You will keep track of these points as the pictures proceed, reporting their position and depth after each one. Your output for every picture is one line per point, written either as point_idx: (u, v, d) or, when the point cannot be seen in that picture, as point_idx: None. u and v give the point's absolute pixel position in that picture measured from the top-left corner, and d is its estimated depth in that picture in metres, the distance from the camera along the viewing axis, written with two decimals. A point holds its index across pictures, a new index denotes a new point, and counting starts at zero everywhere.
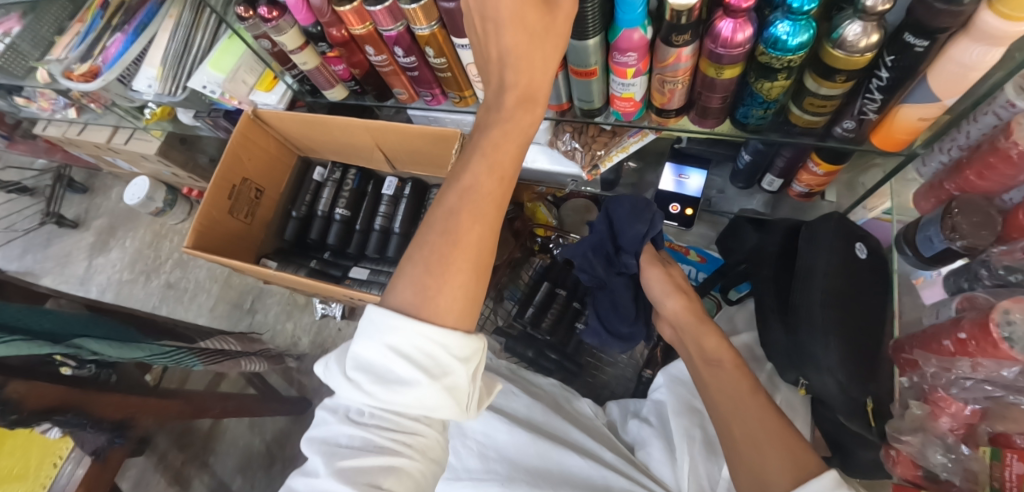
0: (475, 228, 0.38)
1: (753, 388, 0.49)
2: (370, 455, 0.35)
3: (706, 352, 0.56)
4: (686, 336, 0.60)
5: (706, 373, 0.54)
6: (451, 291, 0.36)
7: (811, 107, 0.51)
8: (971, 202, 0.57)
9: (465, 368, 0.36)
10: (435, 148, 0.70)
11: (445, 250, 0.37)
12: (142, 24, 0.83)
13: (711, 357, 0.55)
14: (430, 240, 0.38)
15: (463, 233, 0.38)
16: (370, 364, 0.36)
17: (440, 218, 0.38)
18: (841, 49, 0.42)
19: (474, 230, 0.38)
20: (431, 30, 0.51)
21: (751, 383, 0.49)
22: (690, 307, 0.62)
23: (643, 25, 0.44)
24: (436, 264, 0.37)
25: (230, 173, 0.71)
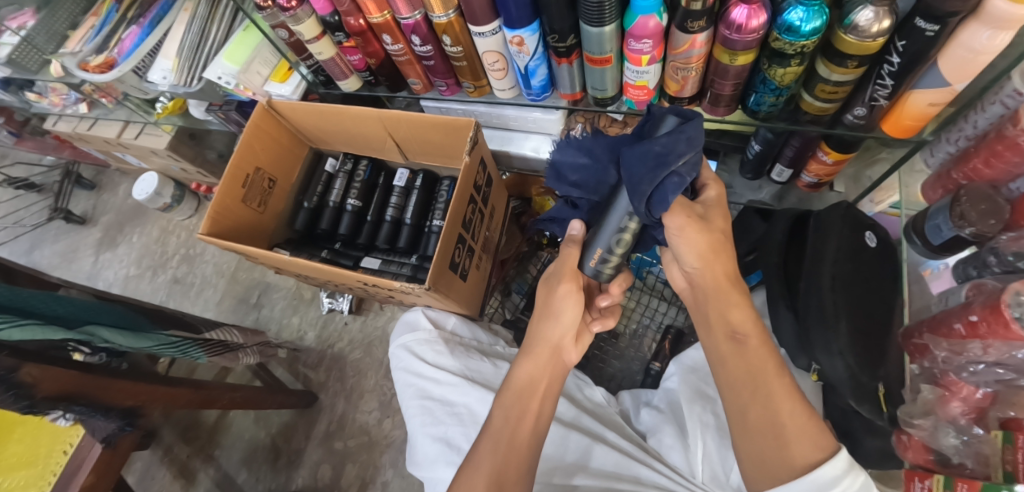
0: (516, 416, 0.51)
1: (779, 367, 0.44)
2: None
3: (730, 325, 0.47)
4: (707, 304, 0.49)
5: (730, 352, 0.46)
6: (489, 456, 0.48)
7: (823, 93, 0.52)
8: (978, 191, 0.57)
9: None
10: (447, 139, 0.70)
11: (509, 431, 0.50)
12: (157, 16, 0.85)
13: (736, 331, 0.47)
14: (497, 415, 0.51)
15: (523, 421, 0.51)
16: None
17: (493, 444, 0.49)
18: (853, 35, 0.43)
19: (521, 401, 0.52)
20: (449, 18, 0.51)
21: (776, 363, 0.44)
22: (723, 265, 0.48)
23: (659, 11, 0.45)
24: (497, 438, 0.49)
25: (245, 163, 0.72)
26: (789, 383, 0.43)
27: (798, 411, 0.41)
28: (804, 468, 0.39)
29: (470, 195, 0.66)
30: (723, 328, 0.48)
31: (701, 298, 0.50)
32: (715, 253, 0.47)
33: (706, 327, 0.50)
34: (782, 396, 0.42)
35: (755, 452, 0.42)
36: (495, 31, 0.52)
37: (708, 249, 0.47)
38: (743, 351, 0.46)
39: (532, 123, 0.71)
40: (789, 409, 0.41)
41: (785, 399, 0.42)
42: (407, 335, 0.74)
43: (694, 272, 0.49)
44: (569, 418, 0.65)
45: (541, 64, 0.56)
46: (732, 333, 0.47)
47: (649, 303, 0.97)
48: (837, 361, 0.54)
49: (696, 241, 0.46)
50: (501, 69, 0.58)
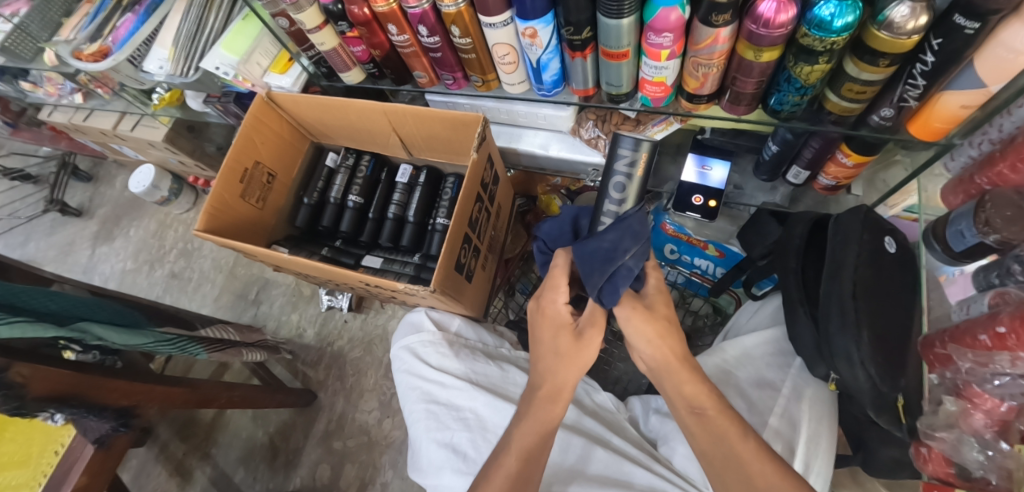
0: (545, 428, 0.52)
1: (743, 433, 0.46)
2: None
3: (689, 400, 0.49)
4: (664, 382, 0.52)
5: (693, 424, 0.48)
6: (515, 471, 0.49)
7: (850, 93, 0.50)
8: (1005, 195, 0.55)
9: None
10: (453, 135, 0.68)
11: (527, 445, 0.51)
12: (152, 4, 0.82)
13: (693, 405, 0.49)
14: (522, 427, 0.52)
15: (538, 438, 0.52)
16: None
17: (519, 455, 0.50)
18: (886, 31, 0.40)
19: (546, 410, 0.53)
20: (458, 8, 0.49)
21: (740, 430, 0.46)
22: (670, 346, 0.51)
23: (681, 4, 0.42)
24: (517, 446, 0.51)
25: (243, 157, 0.70)
26: (756, 444, 0.45)
27: (768, 470, 0.43)
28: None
29: (477, 194, 0.64)
30: (684, 403, 0.50)
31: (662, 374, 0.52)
32: (664, 337, 0.51)
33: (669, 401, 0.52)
34: (750, 457, 0.44)
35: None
36: (507, 22, 0.50)
37: (655, 331, 0.51)
38: (706, 423, 0.47)
39: (542, 120, 0.68)
40: (762, 471, 0.42)
41: (754, 464, 0.43)
42: (412, 336, 0.72)
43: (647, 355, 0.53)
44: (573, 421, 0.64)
45: (554, 57, 0.53)
46: (692, 407, 0.49)
47: None
48: (858, 371, 0.52)
49: (643, 328, 0.51)
50: (512, 63, 0.56)
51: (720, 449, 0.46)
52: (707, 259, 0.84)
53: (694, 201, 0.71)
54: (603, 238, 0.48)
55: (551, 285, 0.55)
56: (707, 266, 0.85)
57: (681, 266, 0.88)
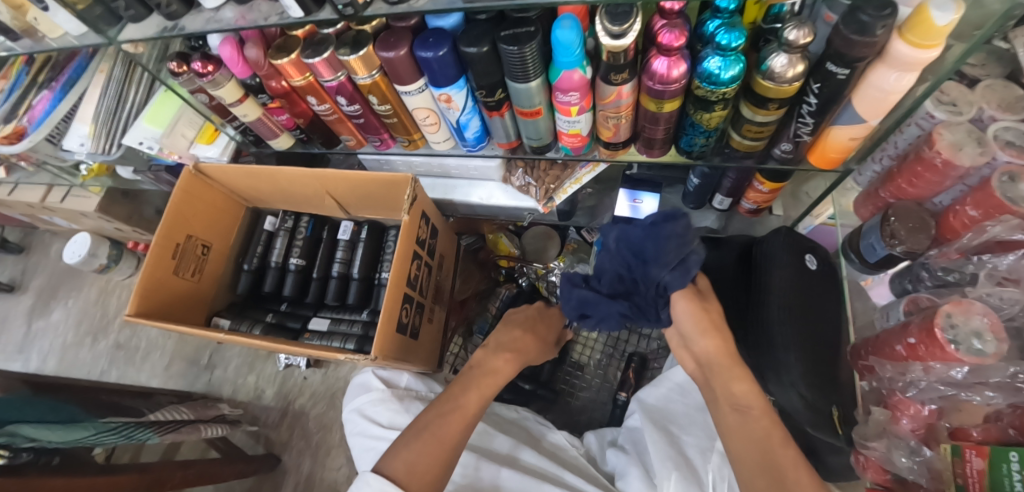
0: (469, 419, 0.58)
1: (785, 439, 0.45)
2: None
3: (733, 399, 0.49)
4: (712, 383, 0.51)
5: (733, 422, 0.47)
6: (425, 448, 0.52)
7: (750, 133, 0.53)
8: (906, 209, 0.60)
9: None
10: (388, 194, 0.68)
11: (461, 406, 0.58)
12: (70, 80, 0.78)
13: (739, 403, 0.48)
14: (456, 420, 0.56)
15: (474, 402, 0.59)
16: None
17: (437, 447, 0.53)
18: (771, 80, 0.44)
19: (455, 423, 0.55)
20: (373, 79, 0.51)
21: (782, 434, 0.45)
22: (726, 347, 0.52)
23: (581, 65, 0.45)
24: (433, 436, 0.53)
25: (174, 232, 0.68)
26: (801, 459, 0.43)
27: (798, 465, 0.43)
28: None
29: (414, 251, 0.64)
30: (727, 399, 0.49)
31: (706, 371, 0.53)
32: (716, 328, 0.53)
33: (712, 400, 0.52)
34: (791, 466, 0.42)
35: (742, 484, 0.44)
36: (422, 89, 0.51)
37: (702, 324, 0.53)
38: (747, 419, 0.47)
39: (473, 171, 0.69)
40: (796, 476, 0.42)
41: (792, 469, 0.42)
42: (360, 397, 0.70)
43: (699, 350, 0.54)
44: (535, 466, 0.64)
45: (473, 117, 0.55)
46: (734, 406, 0.49)
47: (611, 333, 0.96)
48: (791, 392, 0.54)
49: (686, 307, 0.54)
50: (433, 124, 0.57)
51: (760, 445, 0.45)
52: None
53: None
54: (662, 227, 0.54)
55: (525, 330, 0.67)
56: None
57: None
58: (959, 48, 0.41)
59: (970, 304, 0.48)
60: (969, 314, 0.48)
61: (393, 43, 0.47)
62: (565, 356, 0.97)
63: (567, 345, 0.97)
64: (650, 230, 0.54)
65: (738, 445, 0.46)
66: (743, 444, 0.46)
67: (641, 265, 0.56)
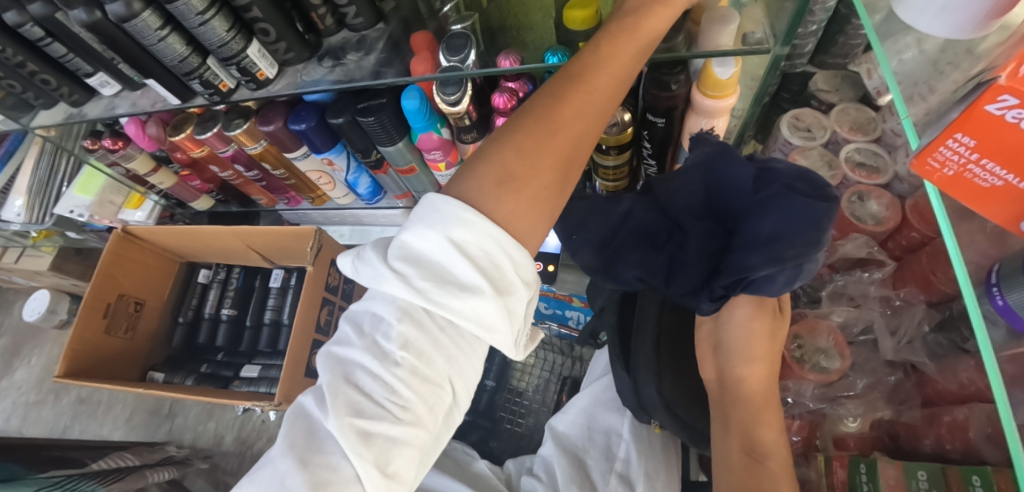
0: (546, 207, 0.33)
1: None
2: (382, 417, 0.28)
3: (752, 442, 0.36)
4: (725, 410, 0.38)
5: (738, 468, 0.35)
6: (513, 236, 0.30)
7: (607, 176, 0.58)
8: None
9: (527, 294, 0.30)
10: (301, 245, 0.73)
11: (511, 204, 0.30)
12: (8, 152, 0.82)
13: (755, 449, 0.35)
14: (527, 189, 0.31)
15: (537, 166, 0.31)
16: (418, 258, 0.30)
17: (527, 154, 0.31)
18: (602, 130, 0.50)
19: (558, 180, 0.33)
20: (263, 147, 0.56)
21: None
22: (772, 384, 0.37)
23: (436, 128, 0.51)
24: (531, 143, 0.31)
25: (105, 292, 0.72)
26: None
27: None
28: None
29: (324, 297, 0.68)
30: (740, 442, 0.36)
31: (726, 401, 0.39)
32: (766, 363, 0.37)
33: (720, 429, 0.39)
34: None
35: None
36: (307, 154, 0.57)
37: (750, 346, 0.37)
38: (761, 475, 0.34)
39: (383, 219, 0.74)
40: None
41: None
42: None
43: (732, 372, 0.38)
44: None
45: (361, 175, 0.60)
46: (748, 448, 0.36)
47: (547, 357, 1.02)
48: (666, 413, 0.58)
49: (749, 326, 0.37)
50: (329, 183, 0.62)
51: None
52: (577, 310, 0.92)
53: (536, 267, 0.77)
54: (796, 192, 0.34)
55: (621, 34, 0.32)
56: (577, 316, 0.92)
57: (556, 319, 0.96)
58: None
59: (814, 323, 0.49)
60: (816, 334, 0.49)
61: (271, 117, 0.52)
62: (503, 384, 1.01)
63: (506, 373, 1.01)
64: (789, 200, 0.32)
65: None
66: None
67: (764, 251, 0.32)
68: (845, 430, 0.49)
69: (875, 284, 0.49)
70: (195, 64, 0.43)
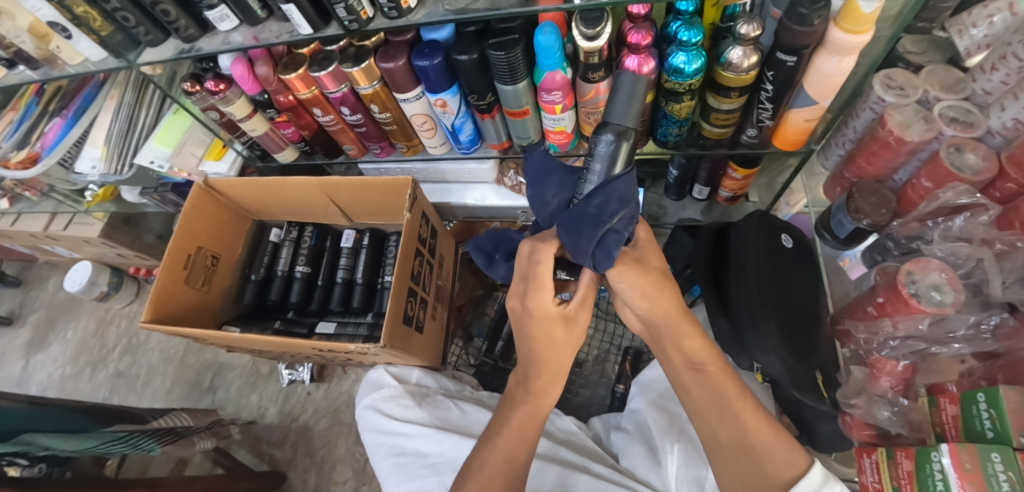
0: (533, 421, 0.55)
1: (740, 390, 0.47)
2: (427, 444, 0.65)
3: (688, 356, 0.49)
4: (663, 340, 0.51)
5: (690, 380, 0.49)
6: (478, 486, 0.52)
7: (718, 121, 0.58)
8: (867, 187, 0.67)
9: None
10: (387, 199, 0.73)
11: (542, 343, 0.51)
12: (81, 107, 0.82)
13: (694, 361, 0.49)
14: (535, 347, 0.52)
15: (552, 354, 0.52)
16: None
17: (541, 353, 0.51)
18: (729, 71, 0.50)
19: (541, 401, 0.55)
20: (374, 89, 0.56)
21: (737, 387, 0.47)
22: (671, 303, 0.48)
23: (562, 67, 0.50)
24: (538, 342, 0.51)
25: (185, 243, 0.72)
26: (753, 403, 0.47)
27: (765, 429, 0.45)
28: (788, 481, 0.43)
29: (416, 248, 0.68)
30: (681, 358, 0.50)
31: (660, 330, 0.50)
32: (659, 288, 0.47)
33: (664, 353, 0.52)
34: (746, 415, 0.46)
35: (735, 476, 0.46)
36: (419, 96, 0.57)
37: (651, 288, 0.46)
38: (705, 380, 0.48)
39: (468, 174, 0.74)
40: (758, 430, 0.45)
41: (747, 418, 0.45)
42: (372, 394, 0.73)
43: (645, 310, 0.49)
44: (544, 451, 0.65)
45: (466, 120, 0.60)
46: (690, 363, 0.50)
47: (606, 328, 1.02)
48: (773, 357, 0.59)
49: (636, 282, 0.46)
50: (430, 129, 0.62)
51: (715, 402, 0.48)
52: None
53: None
54: (587, 201, 0.40)
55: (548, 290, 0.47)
56: None
57: None
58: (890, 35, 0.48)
59: (927, 261, 0.53)
60: (927, 271, 0.53)
61: (392, 55, 0.52)
62: None
63: None
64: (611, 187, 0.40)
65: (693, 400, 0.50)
66: (701, 397, 0.49)
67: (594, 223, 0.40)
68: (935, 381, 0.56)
69: (982, 227, 0.57)
70: None
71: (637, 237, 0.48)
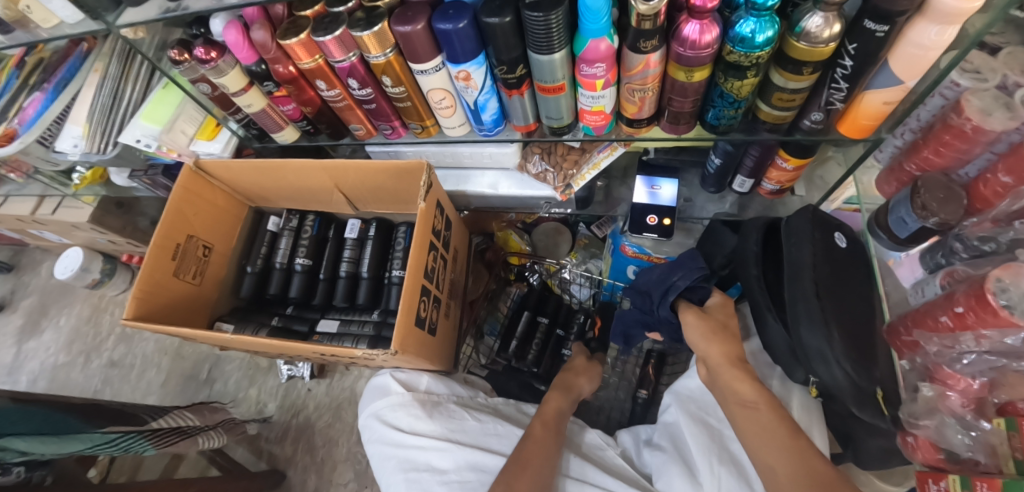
0: (544, 450, 0.58)
1: (794, 431, 0.47)
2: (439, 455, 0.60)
3: (740, 397, 0.52)
4: (717, 382, 0.55)
5: (743, 417, 0.50)
6: (533, 443, 0.58)
7: (779, 102, 0.51)
8: (935, 180, 0.59)
9: None
10: (399, 185, 0.66)
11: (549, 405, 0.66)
12: (64, 80, 0.75)
13: (745, 400, 0.52)
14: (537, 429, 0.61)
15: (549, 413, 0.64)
16: None
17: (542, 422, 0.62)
18: (805, 41, 0.43)
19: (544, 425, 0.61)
20: (387, 58, 0.49)
21: (790, 430, 0.47)
22: (726, 349, 0.56)
23: (609, 34, 0.43)
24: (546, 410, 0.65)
25: (174, 231, 0.65)
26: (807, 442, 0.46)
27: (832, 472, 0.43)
28: None
29: (430, 241, 0.61)
30: (734, 399, 0.52)
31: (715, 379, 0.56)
32: (715, 333, 0.58)
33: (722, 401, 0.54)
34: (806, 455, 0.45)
35: None
36: (438, 68, 0.49)
37: (707, 330, 0.58)
38: (759, 418, 0.49)
39: (487, 159, 0.67)
40: (818, 466, 0.44)
41: (806, 456, 0.44)
42: (378, 402, 0.67)
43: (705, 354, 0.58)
44: None
45: (491, 97, 0.53)
46: (742, 403, 0.52)
47: None
48: (835, 370, 0.53)
49: (695, 323, 0.60)
50: (449, 106, 0.55)
51: (772, 440, 0.47)
52: None
53: (649, 221, 0.70)
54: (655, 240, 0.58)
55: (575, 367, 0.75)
56: None
57: None
58: (989, 12, 0.40)
59: (1019, 267, 0.46)
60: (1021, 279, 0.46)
61: (409, 17, 0.45)
62: None
63: None
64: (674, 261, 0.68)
65: (750, 435, 0.49)
66: (752, 433, 0.49)
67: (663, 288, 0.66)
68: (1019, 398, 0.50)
69: None
70: None
71: (711, 303, 0.63)
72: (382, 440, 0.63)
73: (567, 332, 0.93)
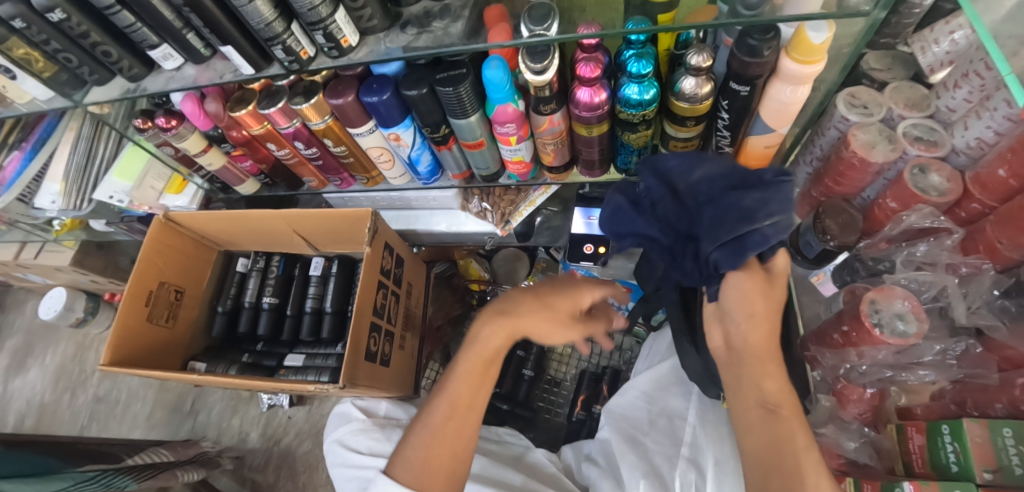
0: (460, 434, 0.51)
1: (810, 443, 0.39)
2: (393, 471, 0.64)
3: (763, 394, 0.41)
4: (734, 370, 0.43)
5: (758, 419, 0.41)
6: (452, 423, 0.51)
7: (677, 148, 0.58)
8: (836, 206, 0.65)
9: None
10: (350, 228, 0.72)
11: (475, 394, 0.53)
12: (40, 139, 0.79)
13: (767, 400, 0.41)
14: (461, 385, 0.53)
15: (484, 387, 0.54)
16: None
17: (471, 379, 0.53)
18: (684, 100, 0.49)
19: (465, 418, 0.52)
20: (327, 123, 0.55)
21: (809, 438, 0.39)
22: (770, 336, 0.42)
23: (513, 100, 0.49)
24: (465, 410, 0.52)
25: (147, 280, 0.70)
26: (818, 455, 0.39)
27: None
28: None
29: (379, 280, 0.66)
30: (755, 397, 0.41)
31: (735, 361, 0.43)
32: (769, 316, 0.41)
33: (732, 392, 0.44)
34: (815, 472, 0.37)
35: None
36: (372, 130, 0.56)
37: (763, 308, 0.41)
38: (778, 425, 0.40)
39: (433, 202, 0.74)
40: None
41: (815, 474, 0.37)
42: (340, 428, 0.72)
43: (737, 333, 0.43)
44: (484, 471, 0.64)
45: (423, 152, 0.60)
46: (761, 401, 0.41)
47: (586, 347, 1.00)
48: None
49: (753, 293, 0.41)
50: (388, 161, 0.61)
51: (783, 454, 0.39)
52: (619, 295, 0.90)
53: (586, 249, 0.76)
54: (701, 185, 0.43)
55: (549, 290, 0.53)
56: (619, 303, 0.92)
57: None
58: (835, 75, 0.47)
59: (891, 289, 0.52)
60: (891, 299, 0.52)
61: (341, 90, 0.51)
62: (541, 374, 0.99)
63: (543, 362, 1.00)
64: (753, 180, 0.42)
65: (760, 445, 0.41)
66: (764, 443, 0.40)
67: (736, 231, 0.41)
68: (906, 402, 0.59)
69: (946, 252, 0.56)
70: (279, 30, 0.42)
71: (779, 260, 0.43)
72: (344, 463, 0.67)
73: (528, 352, 0.99)
